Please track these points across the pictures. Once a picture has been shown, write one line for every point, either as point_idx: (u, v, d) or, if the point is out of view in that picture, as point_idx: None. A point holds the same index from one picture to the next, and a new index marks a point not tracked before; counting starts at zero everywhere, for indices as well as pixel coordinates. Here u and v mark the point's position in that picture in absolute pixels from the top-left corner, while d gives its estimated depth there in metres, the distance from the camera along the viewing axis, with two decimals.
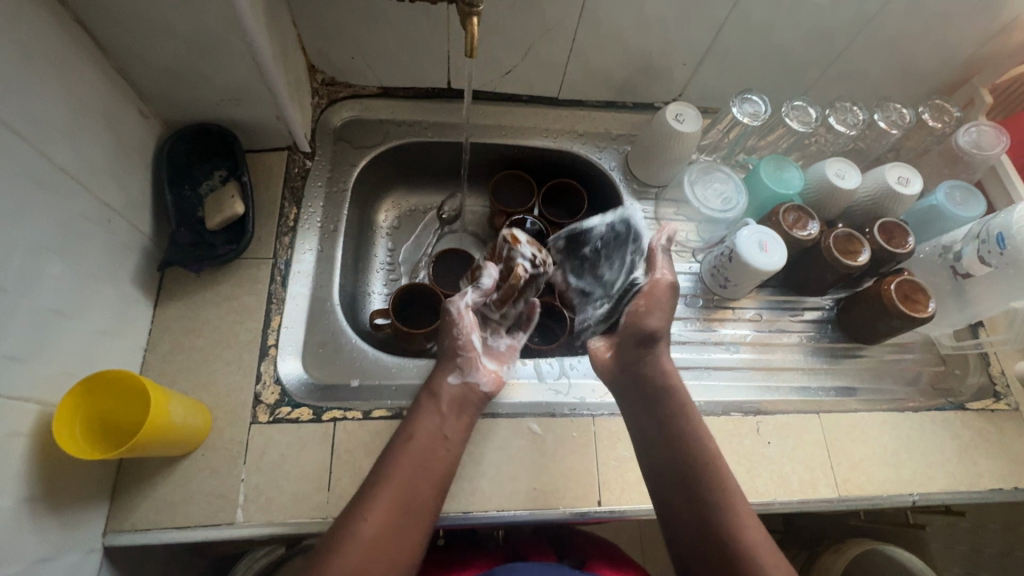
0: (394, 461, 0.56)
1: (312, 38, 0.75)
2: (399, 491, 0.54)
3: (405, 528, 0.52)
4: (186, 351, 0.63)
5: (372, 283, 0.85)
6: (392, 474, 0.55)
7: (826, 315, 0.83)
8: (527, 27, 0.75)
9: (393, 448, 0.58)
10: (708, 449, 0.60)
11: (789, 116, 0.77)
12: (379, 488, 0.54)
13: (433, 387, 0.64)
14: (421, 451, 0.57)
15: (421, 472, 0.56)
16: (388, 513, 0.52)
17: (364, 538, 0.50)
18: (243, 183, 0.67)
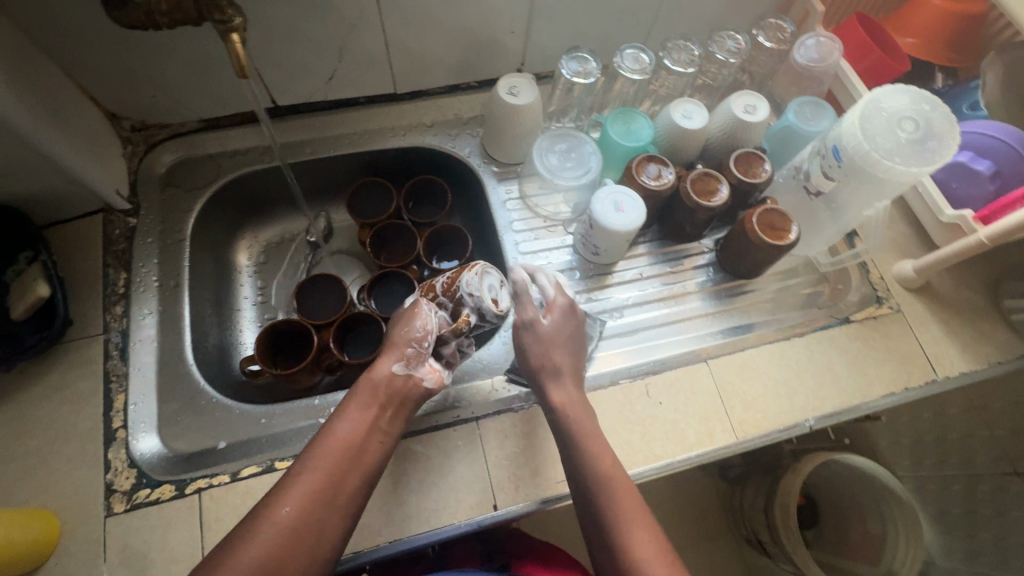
0: (316, 454, 0.51)
1: (97, 87, 0.68)
2: (320, 487, 0.50)
3: (319, 531, 0.48)
4: (20, 457, 0.58)
5: (244, 328, 0.80)
6: (311, 469, 0.50)
7: (708, 259, 0.81)
8: (327, 28, 0.69)
9: (323, 437, 0.53)
10: (612, 459, 0.56)
11: (623, 68, 0.74)
12: (297, 482, 0.50)
13: (374, 373, 0.56)
14: (355, 437, 0.53)
15: (354, 465, 0.52)
16: (297, 513, 0.48)
17: (265, 543, 0.46)
18: (47, 261, 0.63)
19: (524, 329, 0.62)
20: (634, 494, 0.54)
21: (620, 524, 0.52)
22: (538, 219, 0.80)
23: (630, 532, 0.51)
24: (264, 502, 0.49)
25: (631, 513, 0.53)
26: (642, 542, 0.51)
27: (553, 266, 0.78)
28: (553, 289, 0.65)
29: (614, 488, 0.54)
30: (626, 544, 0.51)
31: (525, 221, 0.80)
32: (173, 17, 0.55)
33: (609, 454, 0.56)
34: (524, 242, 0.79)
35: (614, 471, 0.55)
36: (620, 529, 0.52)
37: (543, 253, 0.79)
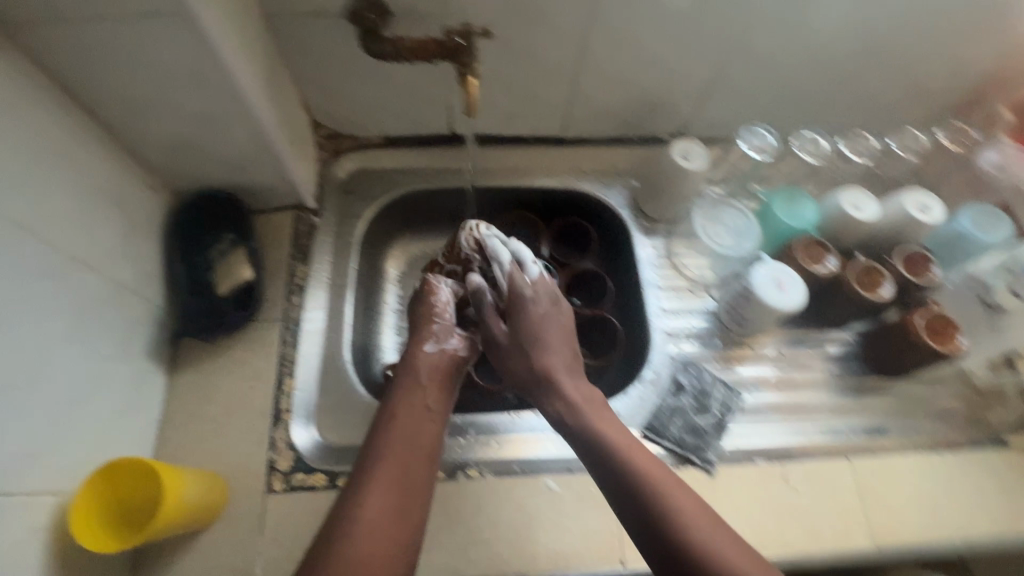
0: (379, 443, 0.56)
1: (314, 97, 0.75)
2: (393, 472, 0.53)
3: (402, 508, 0.51)
4: (200, 420, 0.63)
5: (385, 330, 0.84)
6: (380, 459, 0.54)
7: (850, 348, 0.79)
8: (527, 73, 0.74)
9: (379, 431, 0.57)
10: (624, 437, 0.57)
11: (799, 149, 0.76)
12: (371, 479, 0.52)
13: (414, 359, 0.65)
14: (410, 424, 0.58)
15: (410, 445, 0.56)
16: (380, 503, 0.51)
17: (361, 533, 0.48)
18: (252, 248, 0.69)
19: (519, 300, 0.66)
20: (656, 462, 0.55)
21: (656, 491, 0.51)
22: (682, 280, 0.81)
23: (675, 494, 0.51)
24: (343, 501, 0.51)
25: (663, 477, 0.53)
26: (686, 502, 0.51)
27: (690, 329, 0.77)
28: (512, 256, 0.70)
29: (637, 461, 0.54)
30: (672, 508, 0.50)
31: (668, 279, 0.81)
32: (414, 53, 0.61)
33: (620, 432, 0.58)
34: (666, 300, 0.79)
35: (632, 448, 0.55)
36: (658, 497, 0.51)
37: (682, 314, 0.79)
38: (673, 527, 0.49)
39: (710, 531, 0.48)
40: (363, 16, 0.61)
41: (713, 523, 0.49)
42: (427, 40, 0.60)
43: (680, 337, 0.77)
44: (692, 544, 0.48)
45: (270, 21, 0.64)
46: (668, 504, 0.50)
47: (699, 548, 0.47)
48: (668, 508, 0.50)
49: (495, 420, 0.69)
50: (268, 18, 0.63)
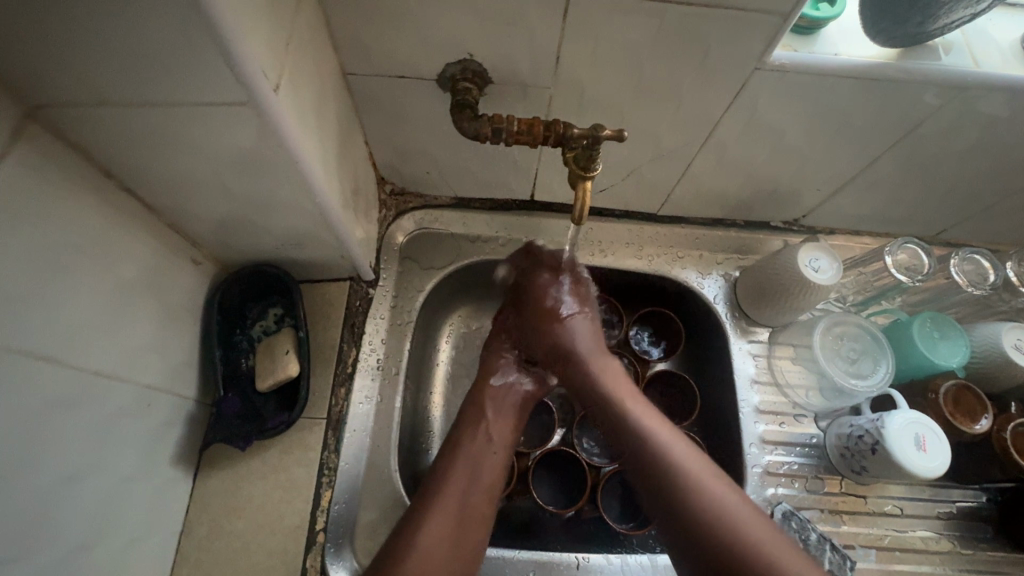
0: (439, 479, 0.54)
1: (385, 155, 0.65)
2: (451, 510, 0.51)
3: (458, 547, 0.50)
4: (226, 537, 0.54)
5: (436, 408, 0.72)
6: (438, 498, 0.52)
7: (983, 510, 0.66)
8: (637, 153, 0.62)
9: (440, 467, 0.55)
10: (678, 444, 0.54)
11: (959, 272, 0.62)
12: (426, 519, 0.50)
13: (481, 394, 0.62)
14: (473, 461, 0.56)
15: (473, 481, 0.54)
16: (435, 540, 0.49)
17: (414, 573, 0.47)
18: (300, 337, 0.58)
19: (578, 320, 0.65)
20: (714, 472, 0.52)
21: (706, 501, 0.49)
22: (784, 402, 0.69)
23: (728, 507, 0.49)
24: (395, 538, 0.49)
25: (717, 491, 0.50)
26: (742, 515, 0.48)
27: (792, 468, 0.66)
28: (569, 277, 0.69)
29: (691, 472, 0.51)
30: (720, 515, 0.48)
31: (768, 401, 0.69)
32: (518, 137, 0.50)
33: (676, 439, 0.54)
34: (766, 428, 0.68)
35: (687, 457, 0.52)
36: (706, 506, 0.49)
37: (783, 447, 0.67)
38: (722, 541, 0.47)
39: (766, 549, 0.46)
40: (461, 88, 0.52)
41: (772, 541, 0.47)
42: (537, 121, 0.49)
43: (779, 477, 0.65)
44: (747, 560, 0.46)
45: (348, 79, 0.54)
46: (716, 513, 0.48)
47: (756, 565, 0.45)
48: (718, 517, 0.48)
49: (559, 561, 0.59)
50: (346, 77, 0.53)
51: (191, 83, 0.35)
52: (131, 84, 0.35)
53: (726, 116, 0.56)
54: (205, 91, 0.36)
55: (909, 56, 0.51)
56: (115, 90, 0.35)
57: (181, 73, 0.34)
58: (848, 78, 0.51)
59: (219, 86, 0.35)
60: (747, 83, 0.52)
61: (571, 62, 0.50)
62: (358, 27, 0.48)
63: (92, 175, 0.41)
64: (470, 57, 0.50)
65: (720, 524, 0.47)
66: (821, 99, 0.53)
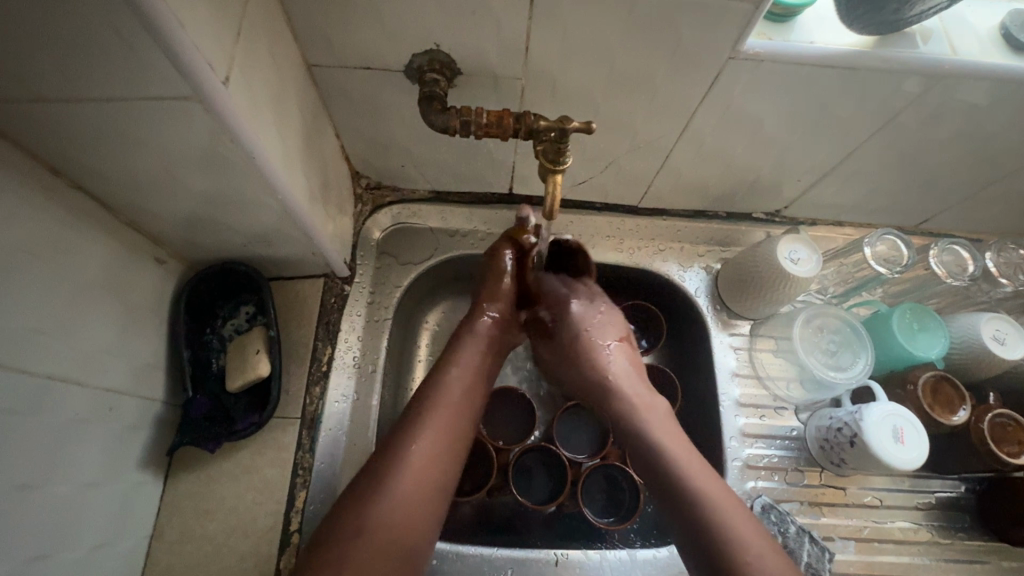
0: (432, 398, 0.52)
1: (358, 149, 0.64)
2: (444, 429, 0.50)
3: (450, 464, 0.49)
4: (198, 540, 0.54)
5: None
6: (432, 415, 0.50)
7: (962, 500, 0.66)
8: (613, 144, 0.61)
9: (430, 386, 0.53)
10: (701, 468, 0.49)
11: (938, 263, 0.62)
12: (422, 431, 0.49)
13: (474, 329, 0.59)
14: (465, 385, 0.55)
15: (465, 405, 0.53)
16: (430, 452, 0.48)
17: (409, 480, 0.46)
18: (271, 337, 0.57)
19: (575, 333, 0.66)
20: (734, 500, 0.47)
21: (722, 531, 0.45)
22: (764, 394, 0.69)
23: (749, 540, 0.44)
24: (389, 446, 0.48)
25: (734, 517, 0.46)
26: (758, 544, 0.44)
27: (772, 460, 0.66)
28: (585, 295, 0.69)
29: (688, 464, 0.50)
30: (718, 517, 0.46)
31: (748, 393, 0.68)
32: (487, 129, 0.49)
33: (702, 465, 0.50)
34: (746, 421, 0.67)
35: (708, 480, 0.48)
36: (756, 568, 0.43)
37: (764, 439, 0.66)
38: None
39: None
40: (429, 79, 0.50)
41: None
42: (506, 113, 0.48)
43: (759, 470, 0.65)
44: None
45: (312, 70, 0.52)
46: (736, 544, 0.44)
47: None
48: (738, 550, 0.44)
49: (537, 558, 0.59)
50: (309, 68, 0.52)
51: (132, 76, 0.33)
52: (70, 80, 0.33)
53: (703, 106, 0.55)
54: (148, 84, 0.34)
55: (885, 44, 0.50)
56: (54, 85, 0.34)
57: (121, 67, 0.33)
58: (823, 67, 0.50)
59: (161, 79, 0.34)
60: (721, 73, 0.51)
61: (541, 51, 0.49)
62: (318, 15, 0.46)
63: (39, 174, 0.40)
64: (436, 47, 0.49)
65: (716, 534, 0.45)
66: (796, 87, 0.52)
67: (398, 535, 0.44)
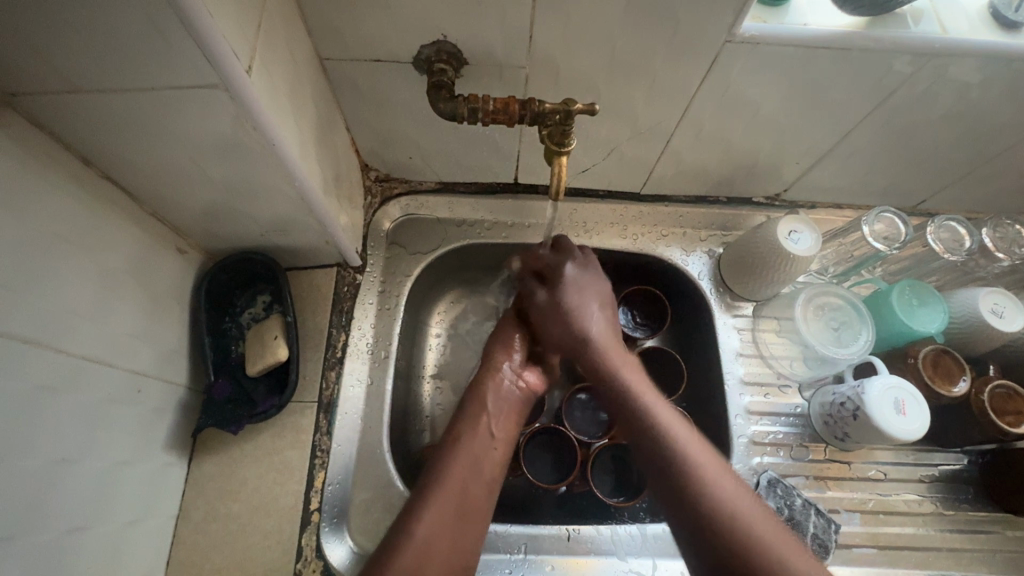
0: (440, 473, 0.51)
1: (367, 141, 0.66)
2: (454, 502, 0.49)
3: (460, 540, 0.48)
4: (222, 519, 0.55)
5: (428, 392, 0.73)
6: (439, 489, 0.49)
7: (964, 472, 0.67)
8: (615, 130, 0.62)
9: (438, 464, 0.52)
10: (676, 423, 0.51)
11: (936, 239, 0.63)
12: (427, 505, 0.48)
13: (479, 388, 0.60)
14: (479, 454, 0.54)
15: (476, 475, 0.52)
16: (439, 525, 0.47)
17: (421, 560, 0.45)
18: (288, 323, 0.59)
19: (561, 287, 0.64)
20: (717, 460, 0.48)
21: (706, 494, 0.45)
22: (768, 373, 0.70)
23: (743, 504, 0.45)
24: (396, 525, 0.47)
25: (717, 474, 0.47)
26: (765, 528, 0.43)
27: (777, 437, 0.67)
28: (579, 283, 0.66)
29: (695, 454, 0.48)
30: (719, 498, 0.45)
31: (752, 373, 0.70)
32: (494, 116, 0.51)
33: (688, 432, 0.51)
34: (751, 399, 0.69)
35: (695, 448, 0.49)
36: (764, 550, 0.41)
37: (768, 417, 0.68)
38: (738, 535, 0.42)
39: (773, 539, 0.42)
40: (437, 69, 0.52)
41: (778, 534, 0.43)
42: (512, 100, 0.50)
43: (764, 446, 0.66)
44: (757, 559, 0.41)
45: (324, 63, 0.54)
46: (728, 511, 0.44)
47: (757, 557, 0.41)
48: (725, 510, 0.44)
49: (550, 534, 0.61)
50: (322, 62, 0.54)
51: (162, 66, 0.36)
52: (104, 72, 0.36)
53: (701, 90, 0.56)
54: (176, 74, 0.36)
55: (878, 24, 0.51)
56: (88, 76, 0.36)
57: (152, 58, 0.35)
58: (818, 48, 0.51)
59: (189, 69, 0.36)
60: (718, 57, 0.52)
61: (544, 39, 0.51)
62: (330, 10, 0.48)
63: (71, 164, 0.42)
64: (443, 38, 0.51)
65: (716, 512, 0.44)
66: (792, 69, 0.54)
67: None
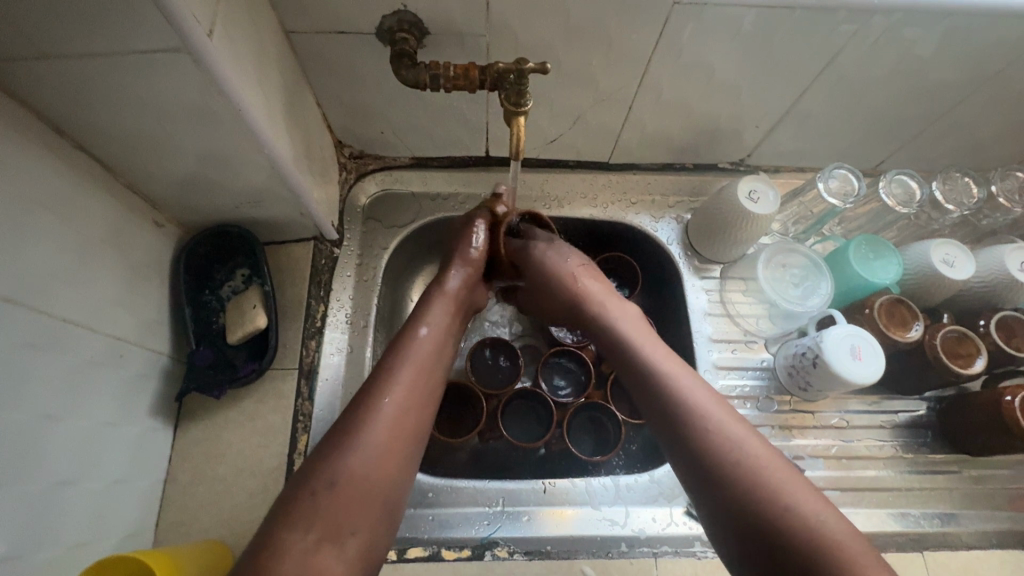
0: (388, 383, 0.51)
1: (339, 117, 0.68)
2: (413, 385, 0.52)
3: (419, 423, 0.51)
4: (209, 481, 0.58)
5: None
6: (399, 374, 0.52)
7: (923, 417, 0.70)
8: (578, 97, 0.65)
9: (387, 372, 0.52)
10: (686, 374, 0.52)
11: (887, 193, 0.66)
12: (389, 388, 0.51)
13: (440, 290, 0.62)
14: (427, 350, 0.56)
15: (433, 361, 0.55)
16: (401, 406, 0.50)
17: (382, 439, 0.48)
18: (266, 292, 0.61)
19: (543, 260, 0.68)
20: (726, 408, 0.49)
21: (707, 438, 0.47)
22: (735, 331, 0.73)
23: (746, 445, 0.45)
24: (356, 406, 0.49)
25: (729, 425, 0.47)
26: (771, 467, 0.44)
27: (743, 391, 0.70)
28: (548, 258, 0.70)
29: (702, 404, 0.49)
30: (728, 444, 0.46)
31: (719, 331, 0.73)
32: (455, 81, 0.53)
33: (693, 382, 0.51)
34: (718, 356, 0.71)
35: (710, 402, 0.49)
36: (772, 491, 0.43)
37: (735, 372, 0.71)
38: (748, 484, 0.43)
39: (785, 480, 0.43)
40: (399, 38, 0.54)
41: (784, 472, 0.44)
42: (471, 66, 0.52)
43: (733, 399, 0.69)
44: (763, 497, 0.42)
45: (291, 37, 0.56)
46: (734, 452, 0.45)
47: (763, 499, 0.42)
48: (729, 456, 0.45)
49: (526, 488, 0.63)
50: (288, 35, 0.55)
51: (124, 30, 0.37)
52: (69, 35, 0.37)
53: (657, 54, 0.59)
54: (139, 38, 0.38)
55: None
56: (54, 40, 0.37)
57: (114, 22, 0.37)
58: (764, 8, 0.54)
59: (152, 31, 0.38)
60: (670, 19, 0.55)
61: (501, 6, 0.53)
62: None
63: (44, 133, 0.44)
64: (404, 8, 0.53)
65: (727, 461, 0.45)
66: (741, 30, 0.56)
67: (370, 503, 0.45)
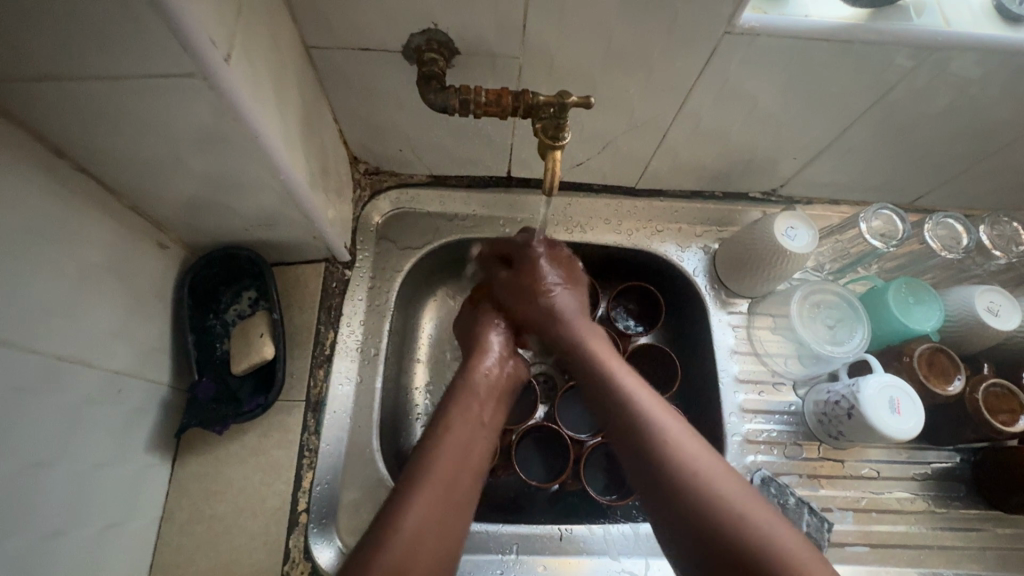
0: (420, 482, 0.47)
1: (357, 133, 0.64)
2: (441, 483, 0.48)
3: (452, 528, 0.46)
4: (207, 521, 0.54)
5: (419, 389, 0.71)
6: (428, 474, 0.48)
7: (957, 469, 0.67)
8: (611, 123, 0.61)
9: (412, 474, 0.48)
10: (642, 395, 0.53)
11: (931, 236, 0.63)
12: (419, 489, 0.46)
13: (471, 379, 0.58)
14: (460, 446, 0.51)
15: (466, 455, 0.51)
16: (430, 510, 0.45)
17: (412, 545, 0.43)
18: (274, 320, 0.58)
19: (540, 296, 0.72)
20: (762, 508, 0.43)
21: (722, 522, 0.42)
22: (763, 370, 0.70)
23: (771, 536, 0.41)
24: (386, 508, 0.45)
25: (741, 502, 0.43)
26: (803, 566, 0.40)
27: (770, 435, 0.67)
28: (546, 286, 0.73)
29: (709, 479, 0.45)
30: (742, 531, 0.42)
31: (746, 370, 0.69)
32: (487, 107, 0.49)
33: (696, 444, 0.48)
34: (744, 397, 0.68)
35: (693, 452, 0.47)
36: None
37: (762, 415, 0.67)
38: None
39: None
40: (428, 59, 0.50)
41: (751, 504, 0.43)
42: (505, 92, 0.48)
43: (759, 445, 0.66)
44: None
45: (311, 52, 0.52)
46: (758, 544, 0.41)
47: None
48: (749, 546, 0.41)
49: (541, 534, 0.60)
50: (308, 50, 0.52)
51: (134, 52, 0.34)
52: (72, 57, 0.34)
53: (699, 83, 0.55)
54: (150, 61, 0.35)
55: (879, 17, 0.50)
56: (55, 62, 0.34)
57: (123, 45, 0.33)
58: (819, 41, 0.50)
59: (164, 55, 0.34)
60: (718, 48, 0.51)
61: (539, 30, 0.49)
62: None
63: (42, 155, 0.40)
64: (434, 26, 0.49)
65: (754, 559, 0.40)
66: (793, 62, 0.53)
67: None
